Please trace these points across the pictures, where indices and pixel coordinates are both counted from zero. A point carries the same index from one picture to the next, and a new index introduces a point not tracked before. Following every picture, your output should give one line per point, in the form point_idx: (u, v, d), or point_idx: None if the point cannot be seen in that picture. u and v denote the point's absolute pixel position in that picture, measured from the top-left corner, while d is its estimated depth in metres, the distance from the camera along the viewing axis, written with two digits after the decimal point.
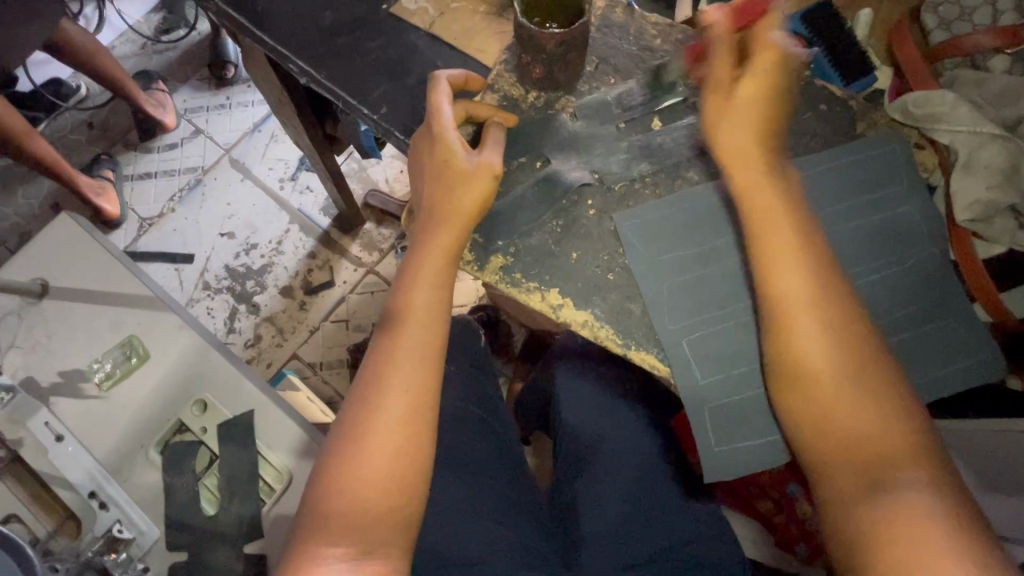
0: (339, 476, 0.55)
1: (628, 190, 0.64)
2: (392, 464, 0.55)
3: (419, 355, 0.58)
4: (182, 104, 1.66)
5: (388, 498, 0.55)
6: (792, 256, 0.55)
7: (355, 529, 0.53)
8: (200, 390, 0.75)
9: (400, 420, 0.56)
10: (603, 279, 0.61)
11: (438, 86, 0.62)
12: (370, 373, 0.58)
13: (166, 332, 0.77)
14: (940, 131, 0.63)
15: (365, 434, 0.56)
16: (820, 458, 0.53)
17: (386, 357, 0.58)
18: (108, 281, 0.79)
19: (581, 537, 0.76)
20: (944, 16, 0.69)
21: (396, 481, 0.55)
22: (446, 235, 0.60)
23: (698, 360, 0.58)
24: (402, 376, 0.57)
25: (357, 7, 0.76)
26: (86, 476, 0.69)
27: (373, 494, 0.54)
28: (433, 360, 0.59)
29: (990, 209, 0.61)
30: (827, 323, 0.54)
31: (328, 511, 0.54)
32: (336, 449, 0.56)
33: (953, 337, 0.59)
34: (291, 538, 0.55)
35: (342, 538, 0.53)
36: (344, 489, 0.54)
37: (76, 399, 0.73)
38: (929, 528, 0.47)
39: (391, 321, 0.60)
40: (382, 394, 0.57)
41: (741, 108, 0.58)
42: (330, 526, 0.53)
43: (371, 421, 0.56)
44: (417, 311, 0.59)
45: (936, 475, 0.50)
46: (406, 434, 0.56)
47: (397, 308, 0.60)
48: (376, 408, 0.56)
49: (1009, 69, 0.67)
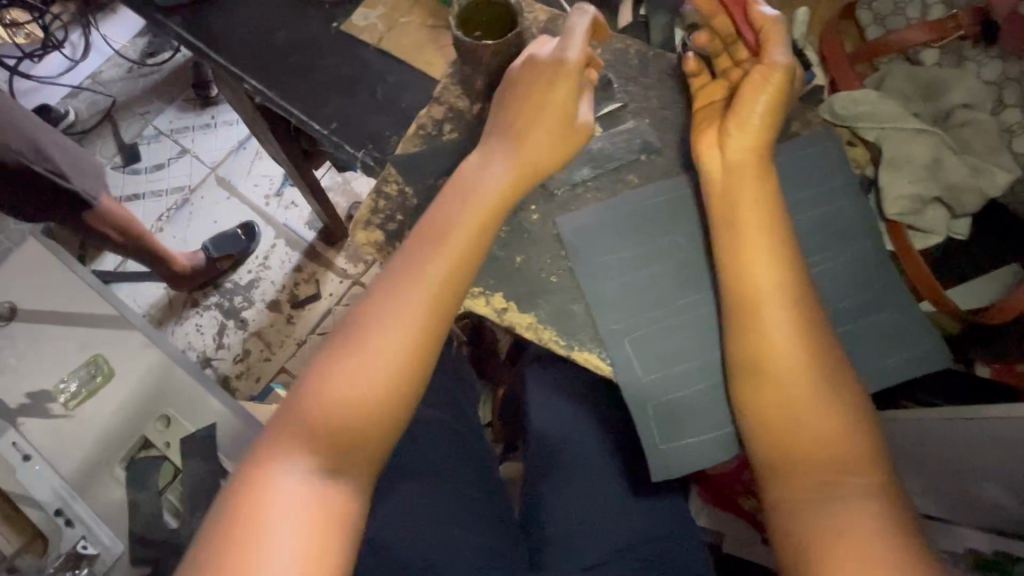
0: (331, 380, 0.52)
1: (571, 195, 0.65)
2: (388, 383, 0.52)
3: (442, 275, 0.56)
4: (168, 125, 1.68)
5: (373, 419, 0.52)
6: (730, 253, 0.57)
7: (333, 444, 0.51)
8: (165, 406, 0.78)
9: (410, 335, 0.54)
10: (548, 282, 0.62)
11: (574, 44, 0.61)
12: (394, 276, 0.56)
13: (132, 350, 0.79)
14: (868, 128, 0.66)
15: (373, 341, 0.53)
16: (773, 458, 0.54)
17: (413, 265, 0.56)
18: (74, 302, 0.81)
19: (545, 539, 0.77)
20: (879, 11, 0.74)
21: (385, 400, 0.52)
22: (512, 166, 0.60)
23: (640, 357, 0.58)
24: (419, 289, 0.55)
25: (310, 26, 0.77)
26: (52, 494, 0.71)
27: (358, 409, 0.52)
28: (453, 286, 0.56)
29: (915, 203, 0.65)
30: (758, 321, 0.55)
31: (312, 415, 0.51)
32: (338, 348, 0.54)
33: (896, 327, 0.60)
34: (265, 426, 0.53)
35: (316, 448, 0.50)
36: (332, 392, 0.52)
37: (43, 418, 0.76)
38: (865, 533, 0.48)
39: (427, 231, 0.58)
40: (399, 303, 0.55)
41: (742, 106, 0.59)
42: (314, 429, 0.51)
43: (382, 332, 0.54)
44: (452, 231, 0.58)
45: (881, 490, 0.51)
46: (411, 355, 0.54)
47: (436, 224, 0.58)
48: (388, 315, 0.54)
49: (939, 62, 0.71)
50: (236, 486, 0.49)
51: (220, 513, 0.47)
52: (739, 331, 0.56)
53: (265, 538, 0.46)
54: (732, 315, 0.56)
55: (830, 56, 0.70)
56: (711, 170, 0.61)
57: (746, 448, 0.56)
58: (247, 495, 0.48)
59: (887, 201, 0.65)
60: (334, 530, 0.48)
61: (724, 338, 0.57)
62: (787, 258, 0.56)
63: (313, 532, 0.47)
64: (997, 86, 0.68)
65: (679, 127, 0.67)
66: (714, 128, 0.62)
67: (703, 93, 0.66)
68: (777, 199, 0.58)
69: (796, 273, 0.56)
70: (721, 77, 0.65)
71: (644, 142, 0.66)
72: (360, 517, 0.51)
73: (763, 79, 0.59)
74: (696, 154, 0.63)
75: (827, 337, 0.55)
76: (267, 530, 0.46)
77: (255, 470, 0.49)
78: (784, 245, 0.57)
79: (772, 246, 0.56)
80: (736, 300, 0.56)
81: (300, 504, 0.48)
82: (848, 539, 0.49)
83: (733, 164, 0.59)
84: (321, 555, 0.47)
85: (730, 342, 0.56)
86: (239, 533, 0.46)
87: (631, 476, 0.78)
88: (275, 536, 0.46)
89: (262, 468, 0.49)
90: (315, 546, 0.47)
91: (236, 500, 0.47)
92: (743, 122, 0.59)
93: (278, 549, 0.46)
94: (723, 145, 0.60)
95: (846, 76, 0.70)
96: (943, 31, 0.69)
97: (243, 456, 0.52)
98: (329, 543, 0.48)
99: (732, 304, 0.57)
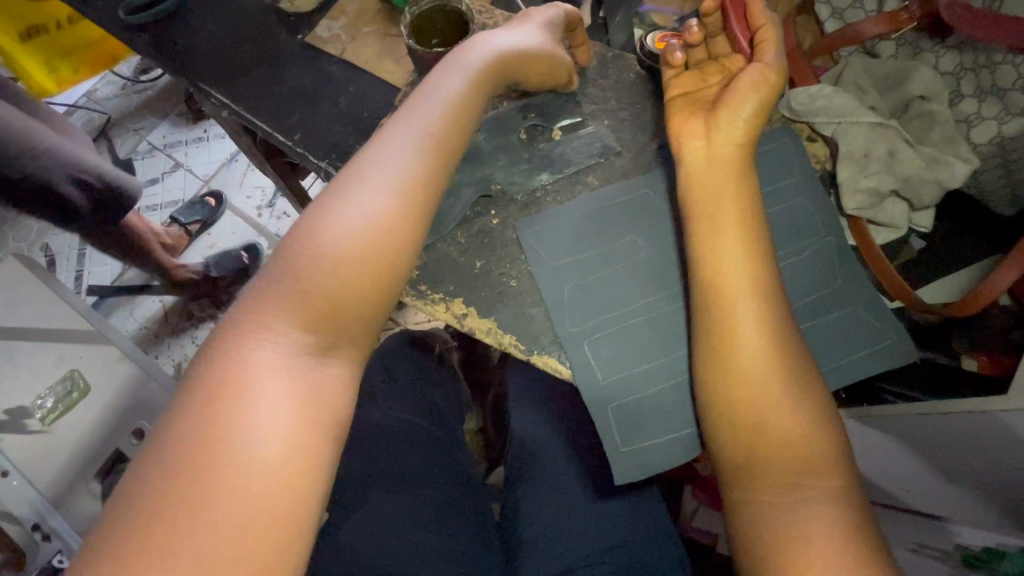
0: (317, 251, 0.48)
1: (532, 199, 0.65)
2: (380, 259, 0.50)
3: (435, 159, 0.54)
4: (161, 140, 1.70)
5: (363, 298, 0.50)
6: (692, 251, 0.57)
7: (318, 320, 0.48)
8: (140, 419, 0.83)
9: (399, 206, 0.51)
10: (508, 287, 0.62)
11: (558, 8, 0.67)
12: (385, 152, 0.53)
13: (106, 365, 0.86)
14: (825, 123, 0.66)
15: (358, 211, 0.50)
16: (737, 457, 0.52)
17: (408, 143, 0.54)
18: (57, 319, 0.88)
19: (521, 543, 0.77)
20: (837, 5, 0.75)
21: (375, 278, 0.50)
22: (501, 63, 0.60)
23: (600, 358, 0.58)
24: (412, 168, 0.53)
25: (275, 40, 0.79)
26: (30, 509, 0.76)
27: (347, 283, 0.49)
28: (444, 164, 0.55)
29: (875, 196, 0.65)
30: (720, 321, 0.54)
31: (296, 286, 0.48)
32: (320, 216, 0.50)
33: (856, 323, 0.59)
34: (239, 299, 0.49)
35: (304, 320, 0.48)
36: (319, 258, 0.48)
37: (20, 434, 0.80)
38: (824, 539, 0.46)
39: (414, 109, 0.56)
40: (393, 177, 0.52)
41: (732, 103, 0.58)
42: (302, 298, 0.48)
43: (371, 202, 0.50)
44: (442, 116, 0.56)
45: (842, 493, 0.49)
46: (404, 231, 0.51)
47: (425, 105, 0.56)
48: (380, 186, 0.51)
49: (895, 53, 0.74)
50: (211, 358, 0.45)
51: (193, 385, 0.44)
52: (703, 333, 0.55)
53: (245, 412, 0.43)
54: (697, 313, 0.55)
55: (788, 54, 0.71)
56: (685, 166, 0.60)
57: (708, 444, 0.55)
58: (223, 368, 0.45)
59: (845, 196, 0.66)
60: (320, 407, 0.46)
61: (692, 338, 0.56)
62: (755, 254, 0.55)
63: (298, 409, 0.45)
64: (953, 76, 0.70)
65: (638, 129, 0.68)
66: (694, 123, 0.61)
67: (682, 92, 0.64)
68: (740, 195, 0.57)
69: (761, 270, 0.54)
70: (696, 70, 0.65)
71: (603, 145, 0.67)
72: (349, 399, 0.49)
73: (762, 79, 0.58)
74: (676, 148, 0.61)
75: (790, 338, 0.54)
76: (248, 404, 0.43)
77: (232, 344, 0.46)
78: (752, 241, 0.55)
79: (733, 243, 0.55)
80: (698, 303, 0.55)
81: (283, 380, 0.46)
82: (807, 545, 0.47)
83: (711, 159, 0.58)
84: (304, 433, 0.44)
85: (696, 341, 0.55)
86: (216, 406, 0.43)
87: (597, 480, 0.78)
88: (257, 406, 0.44)
89: (240, 343, 0.46)
90: (301, 424, 0.45)
91: (212, 373, 0.44)
92: (720, 123, 0.58)
93: (261, 423, 0.43)
94: (707, 141, 0.59)
95: (803, 70, 0.70)
96: (896, 23, 0.68)
97: (216, 329, 0.48)
98: (315, 420, 0.46)
99: (703, 307, 0.55)
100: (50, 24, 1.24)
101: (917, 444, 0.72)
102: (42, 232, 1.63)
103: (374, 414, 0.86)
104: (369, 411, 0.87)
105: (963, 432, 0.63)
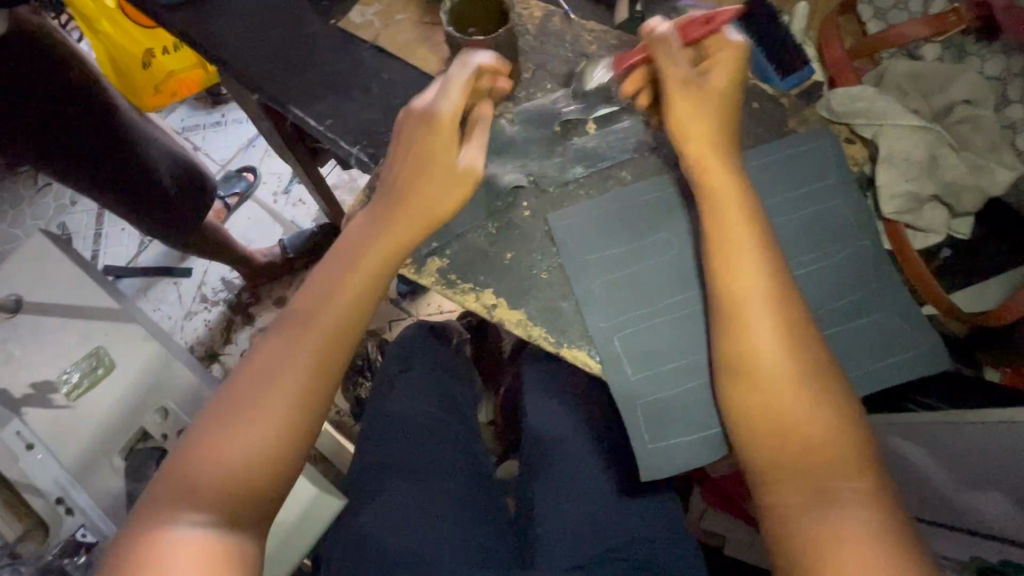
0: (212, 453, 0.51)
1: (563, 192, 0.65)
2: (276, 439, 0.52)
3: (329, 339, 0.56)
4: (179, 122, 1.70)
5: (265, 474, 0.52)
6: (746, 246, 0.55)
7: (218, 507, 0.50)
8: (161, 398, 0.82)
9: (292, 391, 0.53)
10: (538, 279, 0.62)
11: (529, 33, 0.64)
12: (269, 348, 0.55)
13: (129, 342, 0.83)
14: (865, 125, 0.65)
15: (253, 402, 0.53)
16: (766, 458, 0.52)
17: (296, 329, 0.56)
18: (76, 295, 0.84)
19: (537, 538, 0.77)
20: (880, 5, 0.75)
21: (274, 462, 0.52)
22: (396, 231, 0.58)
23: (629, 355, 0.58)
24: (302, 353, 0.55)
25: (306, 24, 0.78)
26: (53, 482, 0.74)
27: (243, 470, 0.51)
28: (338, 341, 0.56)
29: (914, 201, 0.65)
30: (754, 319, 0.53)
31: (201, 472, 0.51)
32: (221, 411, 0.53)
33: (889, 329, 0.59)
34: (149, 489, 0.52)
35: (204, 505, 0.50)
36: (218, 451, 0.51)
37: (46, 408, 0.78)
38: (857, 540, 0.46)
39: (317, 290, 0.58)
40: (280, 367, 0.54)
41: (683, 116, 0.58)
42: (202, 486, 0.50)
43: (266, 391, 0.53)
44: (334, 297, 0.57)
45: (876, 494, 0.49)
46: (300, 415, 0.53)
47: (322, 283, 0.58)
48: (270, 379, 0.53)
49: (940, 56, 0.72)
50: (124, 552, 0.48)
51: None
52: (724, 332, 0.54)
53: None
54: (724, 311, 0.54)
55: (828, 58, 0.71)
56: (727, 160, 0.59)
57: (732, 442, 0.55)
58: (138, 558, 0.47)
59: (883, 201, 0.65)
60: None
61: (711, 337, 0.56)
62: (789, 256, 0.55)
63: None
64: (1000, 81, 0.69)
65: None
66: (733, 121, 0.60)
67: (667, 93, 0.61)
68: None
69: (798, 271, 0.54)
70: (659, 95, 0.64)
71: (638, 141, 0.66)
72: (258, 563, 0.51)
73: (677, 78, 0.59)
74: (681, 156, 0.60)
75: (819, 339, 0.53)
76: None
77: (142, 536, 0.49)
78: None
79: (768, 242, 0.55)
80: (720, 300, 0.54)
81: (193, 556, 0.47)
82: (842, 547, 0.46)
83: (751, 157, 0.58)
84: None
85: (717, 340, 0.55)
86: None
87: (614, 478, 0.78)
88: None
89: (149, 531, 0.49)
90: None
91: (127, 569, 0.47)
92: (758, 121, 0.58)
93: None
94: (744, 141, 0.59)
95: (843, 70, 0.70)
96: (943, 26, 0.69)
97: (126, 525, 0.51)
98: None
99: (735, 305, 0.54)
100: (157, 48, 1.30)
101: (939, 453, 0.72)
102: (60, 211, 1.63)
103: (391, 403, 0.87)
104: (388, 399, 0.88)
105: (994, 444, 0.63)
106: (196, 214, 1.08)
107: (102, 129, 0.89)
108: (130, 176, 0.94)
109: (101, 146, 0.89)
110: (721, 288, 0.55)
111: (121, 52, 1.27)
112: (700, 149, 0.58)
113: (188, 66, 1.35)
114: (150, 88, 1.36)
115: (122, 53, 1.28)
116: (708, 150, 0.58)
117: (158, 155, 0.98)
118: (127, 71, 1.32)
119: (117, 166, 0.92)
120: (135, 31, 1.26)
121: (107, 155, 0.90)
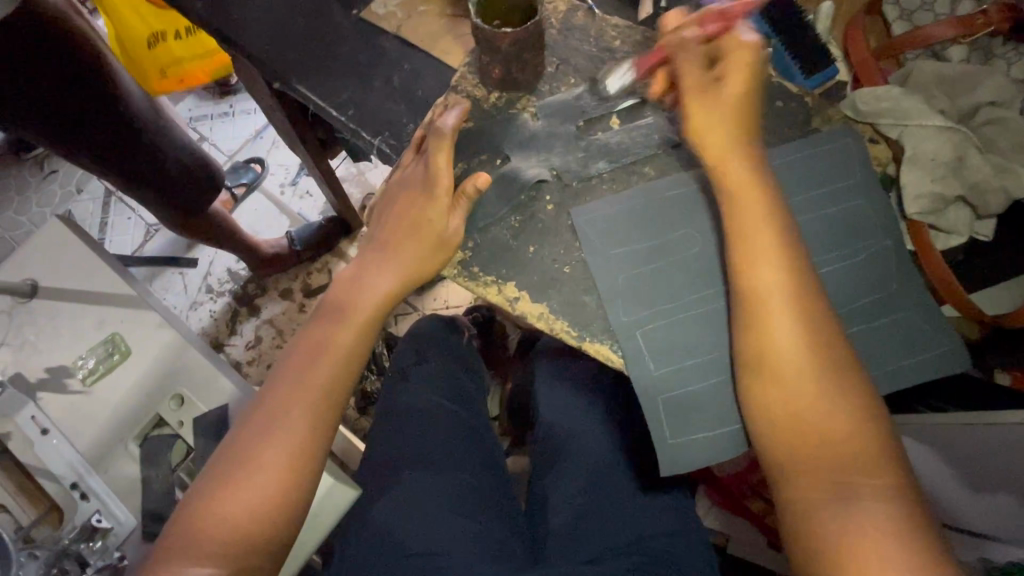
0: (217, 505, 0.54)
1: (585, 186, 0.65)
2: (277, 488, 0.55)
3: (322, 392, 0.59)
4: (186, 112, 1.69)
5: (269, 523, 0.55)
6: (774, 242, 0.55)
7: (223, 557, 0.52)
8: (177, 385, 0.82)
9: (289, 442, 0.57)
10: (560, 273, 0.62)
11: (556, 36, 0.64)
12: (265, 405, 0.59)
13: (146, 330, 0.82)
14: (888, 126, 0.66)
15: (253, 455, 0.56)
16: (787, 456, 0.52)
17: (290, 386, 0.59)
18: (92, 281, 0.83)
19: (550, 531, 0.78)
20: (906, 6, 0.76)
21: (274, 511, 0.55)
22: (384, 289, 0.63)
23: (651, 350, 0.58)
24: (297, 407, 0.58)
25: (327, 14, 0.78)
26: (68, 467, 0.74)
27: (248, 520, 0.54)
28: (330, 395, 0.60)
29: (938, 202, 0.65)
30: (781, 314, 0.53)
31: (206, 524, 0.53)
32: (223, 466, 0.56)
33: (910, 328, 0.59)
34: (156, 544, 0.54)
35: (210, 556, 0.52)
36: (222, 503, 0.54)
37: (62, 394, 0.79)
38: (880, 535, 0.46)
39: (308, 347, 0.62)
40: (277, 422, 0.57)
41: (714, 118, 0.59)
42: (208, 536, 0.53)
43: (264, 444, 0.56)
44: (326, 353, 0.61)
45: (897, 487, 0.49)
46: (298, 464, 0.57)
47: (314, 339, 0.62)
48: (269, 433, 0.57)
49: (967, 57, 0.73)
50: None
51: None
52: (746, 327, 0.55)
53: None
54: (748, 305, 0.54)
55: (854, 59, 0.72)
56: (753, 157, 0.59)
57: (751, 439, 0.55)
58: None
59: (907, 201, 0.66)
60: None
61: (732, 332, 0.56)
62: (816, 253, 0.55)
63: None
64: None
65: None
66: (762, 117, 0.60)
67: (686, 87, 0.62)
68: None
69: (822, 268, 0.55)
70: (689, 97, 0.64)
71: (662, 137, 0.66)
72: None
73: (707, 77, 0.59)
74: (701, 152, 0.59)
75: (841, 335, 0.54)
76: None
77: None
78: None
79: (795, 240, 0.55)
80: (743, 295, 0.55)
81: None
82: (865, 543, 0.46)
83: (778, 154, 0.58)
84: None
85: (738, 335, 0.55)
86: None
87: (625, 474, 0.78)
88: None
89: None
90: None
91: None
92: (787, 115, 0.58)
93: None
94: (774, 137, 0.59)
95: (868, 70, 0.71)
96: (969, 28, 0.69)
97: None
98: None
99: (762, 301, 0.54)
100: (168, 32, 1.29)
101: (952, 454, 0.72)
102: (66, 199, 1.63)
103: (403, 396, 0.87)
104: (400, 391, 0.88)
105: (1011, 445, 0.63)
106: (200, 197, 1.07)
107: (100, 104, 0.86)
108: (137, 161, 0.93)
109: (97, 123, 0.86)
110: (746, 283, 0.55)
111: (131, 33, 1.26)
112: (727, 146, 0.58)
113: (198, 55, 1.34)
114: (157, 71, 1.35)
115: (133, 34, 1.27)
116: (734, 147, 0.58)
117: (157, 134, 0.95)
118: (135, 53, 1.30)
119: (114, 143, 0.89)
120: (148, 13, 1.25)
121: (103, 131, 0.87)
